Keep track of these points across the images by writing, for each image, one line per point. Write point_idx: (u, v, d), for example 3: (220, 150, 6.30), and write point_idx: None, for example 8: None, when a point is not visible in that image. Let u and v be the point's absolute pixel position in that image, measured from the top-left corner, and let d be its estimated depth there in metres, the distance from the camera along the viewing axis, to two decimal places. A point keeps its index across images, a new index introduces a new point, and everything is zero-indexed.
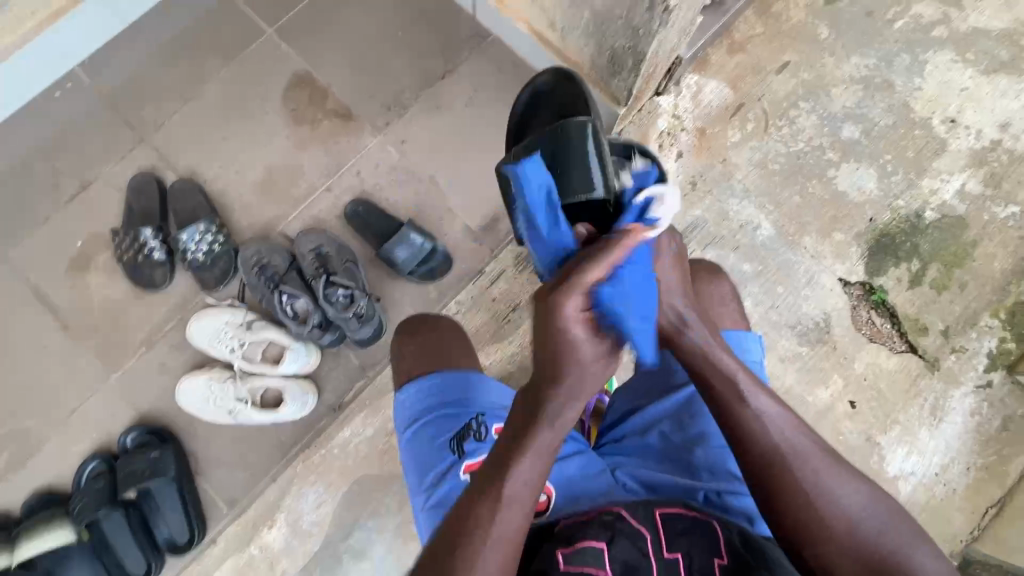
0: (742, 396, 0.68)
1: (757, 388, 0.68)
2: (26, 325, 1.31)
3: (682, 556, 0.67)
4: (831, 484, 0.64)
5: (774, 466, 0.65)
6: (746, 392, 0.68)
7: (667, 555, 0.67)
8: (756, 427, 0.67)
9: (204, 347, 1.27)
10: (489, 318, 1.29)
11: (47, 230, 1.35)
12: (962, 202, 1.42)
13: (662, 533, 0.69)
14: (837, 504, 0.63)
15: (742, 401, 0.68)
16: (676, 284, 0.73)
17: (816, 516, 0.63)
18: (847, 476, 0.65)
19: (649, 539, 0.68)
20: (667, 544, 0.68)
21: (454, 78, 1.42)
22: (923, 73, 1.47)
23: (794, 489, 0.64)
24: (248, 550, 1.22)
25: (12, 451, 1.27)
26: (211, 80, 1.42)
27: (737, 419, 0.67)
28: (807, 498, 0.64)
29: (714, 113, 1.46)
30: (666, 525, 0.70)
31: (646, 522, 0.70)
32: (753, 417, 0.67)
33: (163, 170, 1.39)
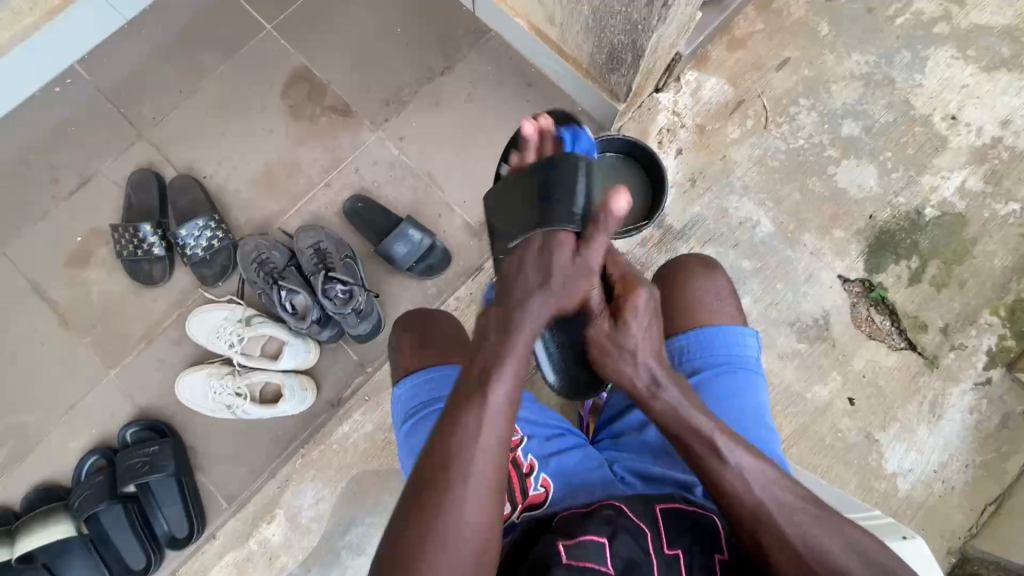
0: (717, 455, 0.66)
1: (732, 445, 0.67)
2: (26, 320, 1.32)
3: (683, 552, 0.67)
4: (816, 538, 0.63)
5: (756, 527, 0.64)
6: (723, 452, 0.67)
7: (668, 551, 0.67)
8: (735, 486, 0.65)
9: (204, 341, 1.27)
10: None
11: (47, 225, 1.35)
12: (962, 199, 1.42)
13: (664, 529, 0.69)
14: (826, 556, 0.62)
15: (717, 461, 0.66)
16: (650, 339, 0.71)
17: (807, 572, 0.61)
18: (834, 531, 0.63)
19: (650, 535, 0.68)
20: (668, 541, 0.68)
21: (453, 75, 1.42)
22: (924, 69, 1.47)
23: (779, 547, 0.62)
24: (248, 545, 1.22)
25: (12, 445, 1.27)
26: (211, 76, 1.42)
27: (715, 482, 0.66)
28: (797, 557, 0.62)
29: (714, 109, 1.46)
30: (667, 521, 0.69)
31: (647, 518, 0.69)
32: (731, 479, 0.65)
33: (163, 166, 1.39)
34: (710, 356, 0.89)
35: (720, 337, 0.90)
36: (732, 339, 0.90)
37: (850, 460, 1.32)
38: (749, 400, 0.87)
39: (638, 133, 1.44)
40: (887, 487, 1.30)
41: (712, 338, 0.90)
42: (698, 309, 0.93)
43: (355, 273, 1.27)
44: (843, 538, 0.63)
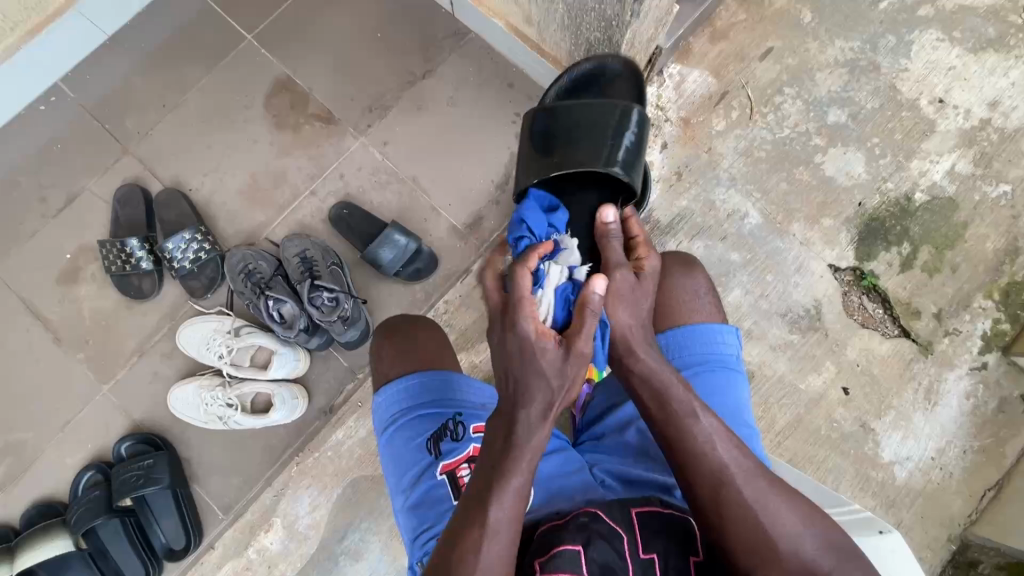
0: (685, 409, 0.68)
1: (701, 403, 0.69)
2: (19, 338, 1.33)
3: (658, 555, 0.67)
4: (773, 504, 0.65)
5: (721, 484, 0.66)
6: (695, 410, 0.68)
7: (643, 556, 0.67)
8: (704, 441, 0.67)
9: (193, 354, 1.28)
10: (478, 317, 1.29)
11: (37, 244, 1.36)
12: (952, 182, 1.40)
13: (638, 531, 0.69)
14: (781, 527, 0.64)
15: (684, 415, 0.68)
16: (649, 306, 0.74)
17: (765, 537, 0.63)
18: (788, 500, 0.66)
19: (625, 539, 0.67)
20: (643, 545, 0.67)
21: (434, 78, 1.41)
22: (909, 53, 1.46)
23: (739, 507, 0.64)
24: (246, 554, 1.23)
25: (9, 463, 1.29)
26: (193, 89, 1.43)
27: (681, 432, 0.68)
28: (753, 519, 0.64)
29: (698, 102, 1.45)
30: (642, 524, 0.69)
31: (622, 521, 0.69)
32: (698, 431, 0.67)
33: (149, 180, 1.40)
34: (689, 356, 0.89)
35: (698, 335, 0.90)
36: (711, 338, 0.90)
37: (846, 450, 1.31)
38: (729, 397, 0.87)
39: None
40: (885, 476, 1.29)
41: (691, 338, 0.90)
42: (675, 309, 0.94)
43: (341, 280, 1.27)
44: (798, 516, 0.65)
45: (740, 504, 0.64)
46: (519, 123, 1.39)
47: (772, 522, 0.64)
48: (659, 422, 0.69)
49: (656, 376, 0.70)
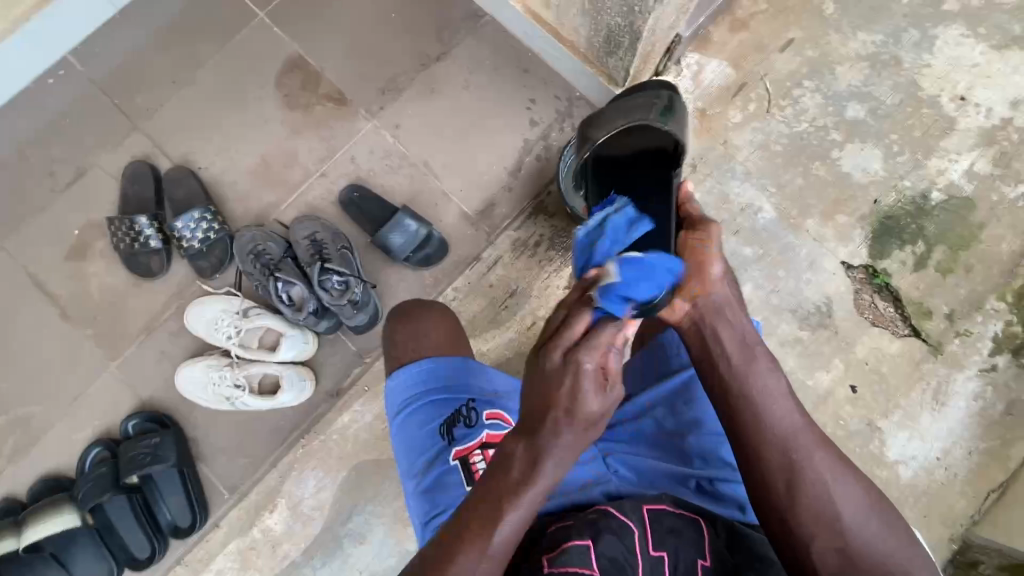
0: (763, 365, 0.69)
1: (780, 370, 0.70)
2: (26, 313, 1.33)
3: (668, 554, 0.67)
4: (839, 477, 0.66)
5: (793, 451, 0.66)
6: (770, 372, 0.69)
7: (653, 553, 0.67)
8: (780, 399, 0.68)
9: (202, 333, 1.27)
10: (487, 304, 1.29)
11: (45, 219, 1.35)
12: (970, 182, 1.38)
13: (649, 527, 0.69)
14: (844, 499, 0.65)
15: (763, 371, 0.69)
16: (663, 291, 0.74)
17: (830, 509, 0.64)
18: (853, 476, 0.67)
19: (637, 536, 0.67)
20: (654, 543, 0.67)
21: (448, 61, 1.39)
22: (932, 49, 1.43)
23: (809, 477, 0.65)
24: (250, 534, 1.24)
25: (18, 437, 1.29)
26: (204, 65, 1.41)
27: (759, 388, 0.68)
28: (822, 497, 0.64)
29: (715, 93, 1.43)
30: (653, 522, 0.69)
31: (634, 517, 0.69)
32: (773, 391, 0.68)
33: (158, 158, 1.38)
34: None
35: None
36: None
37: (852, 448, 1.31)
38: None
39: None
40: (889, 475, 1.29)
41: None
42: None
43: (352, 264, 1.26)
44: (862, 493, 0.66)
45: (812, 474, 0.64)
46: (534, 110, 1.37)
47: (836, 491, 0.64)
48: (736, 377, 0.69)
49: (733, 332, 0.71)
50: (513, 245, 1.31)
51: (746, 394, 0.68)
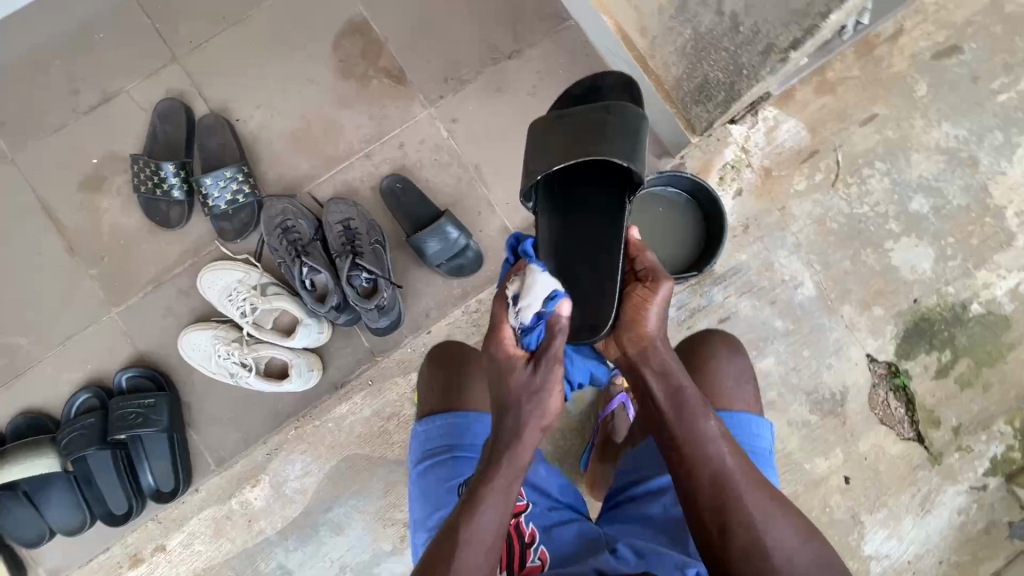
0: (693, 406, 0.73)
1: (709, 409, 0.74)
2: (29, 237, 1.25)
3: None
4: (772, 514, 0.69)
5: (723, 489, 0.69)
6: (701, 411, 0.73)
7: None
8: (709, 438, 0.72)
9: (214, 303, 1.20)
10: None
11: (61, 139, 1.26)
12: (1011, 302, 1.37)
13: None
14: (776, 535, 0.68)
15: (693, 412, 0.72)
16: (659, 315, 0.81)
17: (763, 544, 0.66)
18: (784, 509, 0.70)
19: None
20: None
21: (520, 60, 1.30)
22: (1012, 156, 1.38)
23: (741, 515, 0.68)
24: (228, 504, 1.23)
25: (2, 365, 1.23)
26: (258, 7, 1.30)
27: (689, 427, 0.72)
28: (754, 536, 0.67)
29: (785, 154, 1.37)
30: None
31: None
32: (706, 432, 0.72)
33: (192, 98, 1.28)
34: None
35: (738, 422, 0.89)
36: (749, 427, 0.89)
37: (831, 535, 1.33)
38: None
39: (701, 163, 1.36)
40: (859, 567, 1.33)
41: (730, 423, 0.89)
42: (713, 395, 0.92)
43: (383, 262, 1.19)
44: (794, 526, 0.69)
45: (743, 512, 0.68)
46: None
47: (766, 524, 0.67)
48: (672, 421, 0.73)
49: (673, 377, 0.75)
50: None
51: (677, 442, 0.72)
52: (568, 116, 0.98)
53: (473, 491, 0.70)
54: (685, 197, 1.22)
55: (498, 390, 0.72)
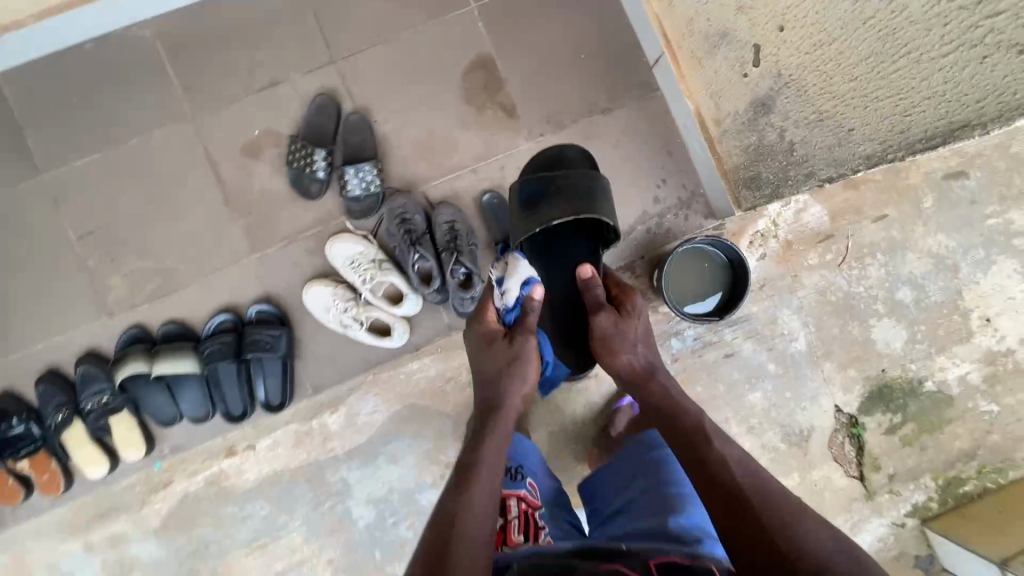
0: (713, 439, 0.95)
1: (724, 442, 0.95)
2: (194, 183, 1.54)
3: None
4: (794, 517, 0.81)
5: (738, 490, 0.86)
6: (716, 440, 0.95)
7: None
8: (710, 454, 0.92)
9: (338, 267, 1.51)
10: None
11: (233, 109, 1.54)
12: (958, 386, 1.69)
13: None
14: (796, 530, 0.79)
15: (709, 441, 0.94)
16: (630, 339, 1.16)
17: (776, 533, 0.79)
18: (807, 516, 0.82)
19: None
20: None
21: (610, 117, 1.61)
22: (987, 270, 1.68)
23: (755, 508, 0.83)
24: (310, 423, 1.57)
25: (158, 282, 1.54)
26: (409, 31, 1.57)
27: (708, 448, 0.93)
28: (768, 526, 0.80)
29: (806, 233, 1.67)
30: None
31: None
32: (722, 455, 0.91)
33: (343, 96, 1.56)
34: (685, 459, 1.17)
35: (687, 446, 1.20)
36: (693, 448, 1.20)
37: None
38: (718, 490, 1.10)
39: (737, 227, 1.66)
40: None
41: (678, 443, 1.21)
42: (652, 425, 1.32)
43: (477, 261, 1.49)
44: (818, 525, 0.80)
45: (755, 504, 0.83)
46: (661, 189, 1.61)
47: (783, 521, 0.80)
48: (694, 445, 0.95)
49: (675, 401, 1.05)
50: None
51: (691, 459, 0.93)
52: (557, 178, 1.35)
53: (473, 462, 0.96)
54: (720, 258, 1.52)
55: (486, 362, 1.14)
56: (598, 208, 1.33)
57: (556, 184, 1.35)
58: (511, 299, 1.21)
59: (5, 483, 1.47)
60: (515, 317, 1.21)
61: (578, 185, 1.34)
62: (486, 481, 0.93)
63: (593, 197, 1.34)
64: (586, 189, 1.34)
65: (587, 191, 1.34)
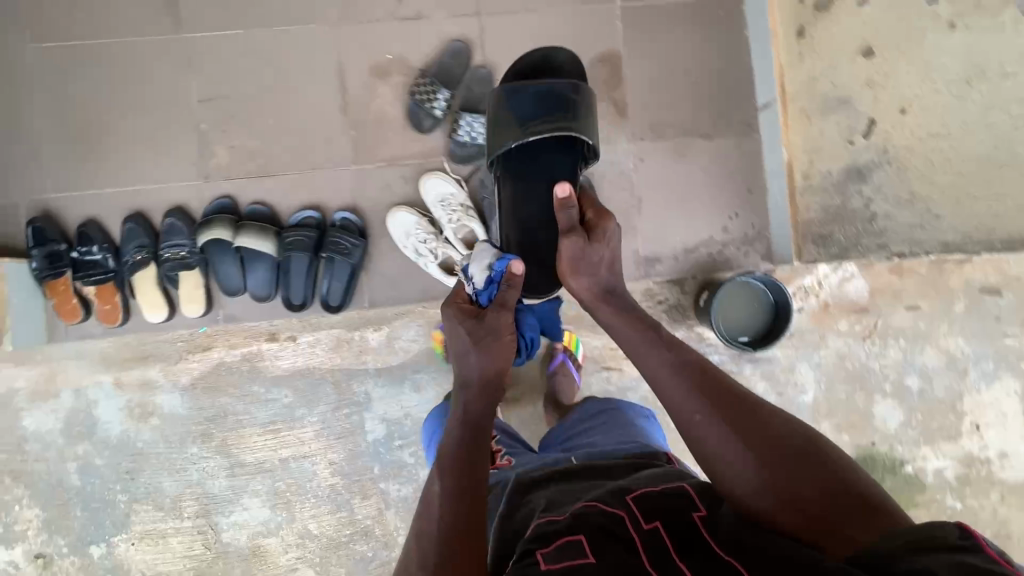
0: (664, 352, 1.02)
1: (681, 354, 1.02)
2: (319, 84, 1.63)
3: (660, 522, 0.82)
4: (751, 414, 0.90)
5: (699, 398, 0.93)
6: (667, 347, 1.03)
7: (648, 524, 0.81)
8: (667, 370, 0.99)
9: (428, 201, 1.62)
10: None
11: (375, 28, 1.64)
12: (933, 477, 1.84)
13: (635, 509, 0.84)
14: (754, 424, 0.88)
15: (660, 356, 1.02)
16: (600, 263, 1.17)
17: (740, 437, 0.87)
18: (753, 404, 0.91)
19: (628, 518, 0.82)
20: (646, 517, 0.82)
21: (707, 142, 1.72)
22: (991, 383, 1.83)
23: (716, 418, 0.90)
24: (352, 332, 1.68)
25: (258, 162, 1.62)
26: (553, 8, 1.68)
27: (657, 364, 1.01)
28: (731, 432, 0.88)
29: (843, 302, 1.79)
30: (639, 505, 0.85)
31: (620, 505, 0.85)
32: (676, 366, 0.99)
33: (477, 48, 1.66)
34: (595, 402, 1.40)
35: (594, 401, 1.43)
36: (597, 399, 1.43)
37: None
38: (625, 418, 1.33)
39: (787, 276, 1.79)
40: None
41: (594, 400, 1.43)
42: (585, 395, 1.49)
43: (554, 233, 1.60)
44: (766, 410, 0.90)
45: (715, 414, 0.91)
46: (731, 221, 1.73)
47: (740, 420, 0.89)
48: (650, 366, 1.02)
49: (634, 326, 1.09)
50: (644, 292, 1.73)
51: (653, 373, 1.01)
52: (555, 88, 1.33)
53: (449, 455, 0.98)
54: (770, 299, 1.61)
55: (467, 372, 1.12)
56: (583, 129, 1.32)
57: (566, 99, 1.33)
58: (479, 279, 1.24)
59: (71, 300, 1.55)
60: (489, 297, 1.22)
61: (578, 105, 1.33)
62: (469, 464, 0.95)
63: (590, 122, 1.35)
64: (583, 113, 1.34)
65: (576, 109, 1.32)
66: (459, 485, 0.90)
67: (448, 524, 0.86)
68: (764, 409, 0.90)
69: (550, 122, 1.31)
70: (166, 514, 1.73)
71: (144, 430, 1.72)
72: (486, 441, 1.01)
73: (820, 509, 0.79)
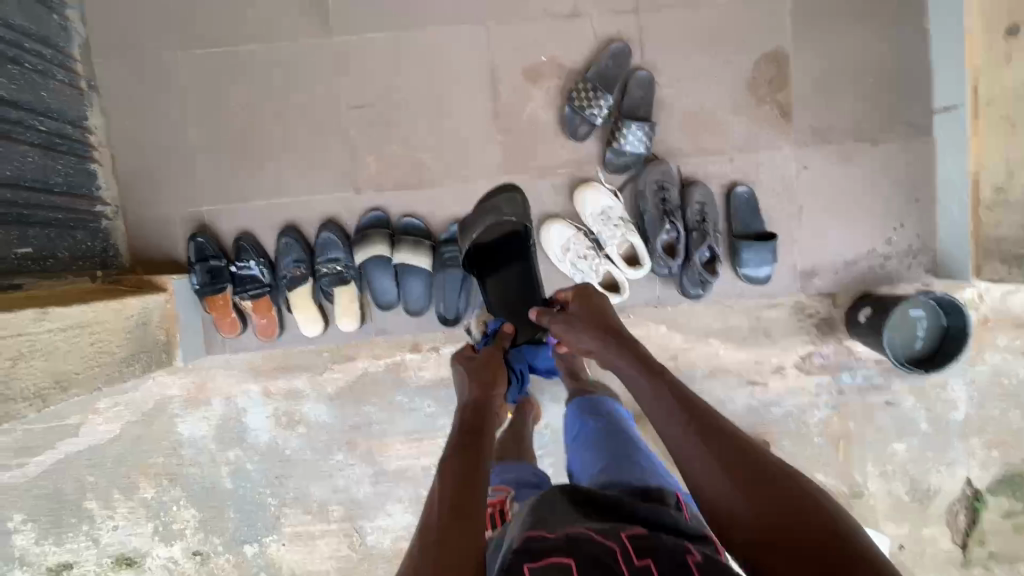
0: (644, 384, 1.01)
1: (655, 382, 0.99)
2: (469, 89, 1.56)
3: (653, 561, 0.71)
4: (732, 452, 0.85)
5: (685, 435, 0.90)
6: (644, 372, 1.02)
7: (639, 561, 0.71)
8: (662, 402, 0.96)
9: (584, 215, 1.55)
10: (746, 327, 1.69)
11: (528, 27, 1.55)
12: None
13: (629, 546, 0.74)
14: (735, 460, 0.84)
15: (645, 388, 1.00)
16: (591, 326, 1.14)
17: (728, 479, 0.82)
18: (737, 441, 0.86)
19: (618, 553, 0.73)
20: (638, 555, 0.72)
21: (874, 148, 1.61)
22: None
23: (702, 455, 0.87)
24: None
25: (407, 172, 1.57)
26: (717, 2, 1.56)
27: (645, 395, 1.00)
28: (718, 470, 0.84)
29: (1006, 315, 1.71)
30: (631, 543, 0.75)
31: (614, 539, 0.75)
32: (657, 397, 0.97)
33: (634, 47, 1.56)
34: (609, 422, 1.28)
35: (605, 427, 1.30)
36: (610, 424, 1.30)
37: None
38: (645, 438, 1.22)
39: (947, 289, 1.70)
40: None
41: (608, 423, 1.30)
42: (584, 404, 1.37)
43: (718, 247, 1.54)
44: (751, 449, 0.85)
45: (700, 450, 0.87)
46: (896, 232, 1.64)
47: (723, 456, 0.85)
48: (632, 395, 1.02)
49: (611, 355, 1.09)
50: (792, 305, 1.69)
51: (647, 406, 0.99)
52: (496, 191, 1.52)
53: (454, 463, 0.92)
54: (941, 323, 1.56)
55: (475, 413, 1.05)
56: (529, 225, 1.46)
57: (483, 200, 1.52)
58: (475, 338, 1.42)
59: (230, 314, 1.57)
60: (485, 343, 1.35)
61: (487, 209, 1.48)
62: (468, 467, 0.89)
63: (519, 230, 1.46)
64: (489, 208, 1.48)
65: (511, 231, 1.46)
66: (462, 478, 0.86)
67: (443, 502, 0.83)
68: (765, 457, 0.84)
69: (508, 209, 1.46)
70: (314, 517, 1.77)
71: (291, 438, 1.73)
72: (481, 440, 0.95)
73: (824, 545, 0.72)
